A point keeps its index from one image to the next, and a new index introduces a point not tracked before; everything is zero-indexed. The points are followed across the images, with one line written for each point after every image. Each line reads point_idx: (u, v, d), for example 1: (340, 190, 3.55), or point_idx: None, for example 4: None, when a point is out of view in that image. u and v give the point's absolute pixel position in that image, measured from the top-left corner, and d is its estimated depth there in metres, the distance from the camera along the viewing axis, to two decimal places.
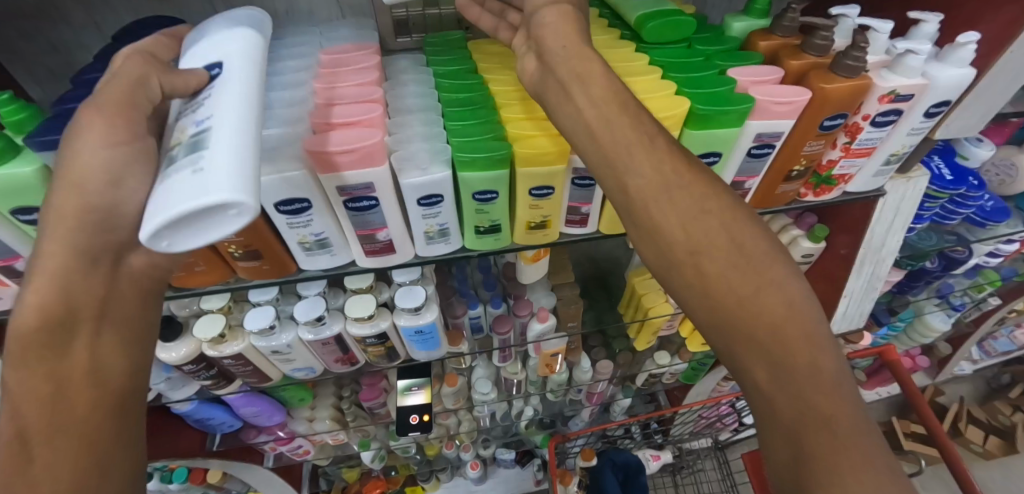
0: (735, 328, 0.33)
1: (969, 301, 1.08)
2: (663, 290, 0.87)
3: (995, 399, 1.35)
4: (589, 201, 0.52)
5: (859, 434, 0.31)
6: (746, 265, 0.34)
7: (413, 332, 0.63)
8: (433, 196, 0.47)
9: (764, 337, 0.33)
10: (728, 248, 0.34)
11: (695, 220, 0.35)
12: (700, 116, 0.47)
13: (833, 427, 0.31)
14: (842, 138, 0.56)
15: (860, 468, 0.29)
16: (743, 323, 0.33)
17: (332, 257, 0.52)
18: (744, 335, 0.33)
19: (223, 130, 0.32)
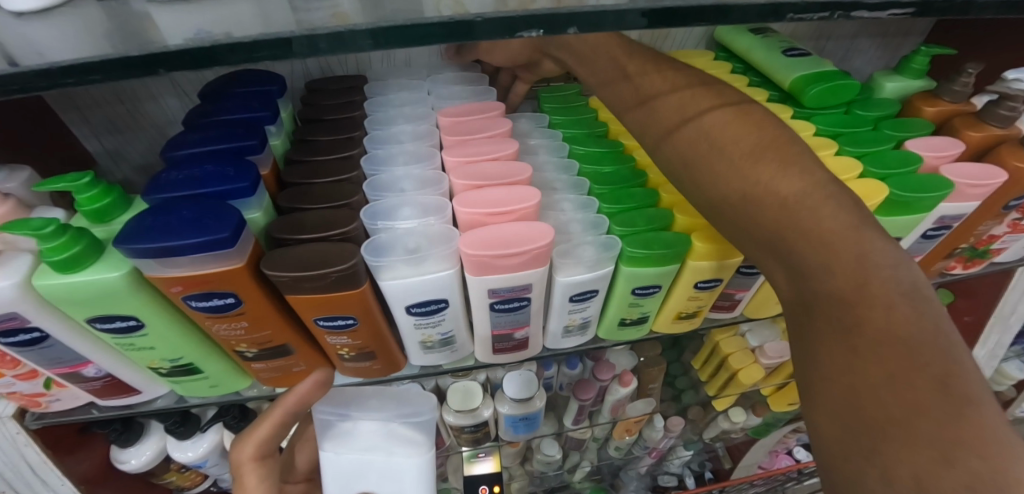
0: (733, 223, 0.32)
1: None
2: (751, 349, 0.81)
3: None
4: (747, 288, 0.45)
5: (885, 360, 0.25)
6: (736, 160, 0.32)
7: (518, 419, 0.56)
8: (588, 292, 0.40)
9: (759, 233, 0.31)
10: (709, 154, 0.33)
11: (675, 133, 0.35)
12: (894, 201, 0.41)
13: (848, 334, 0.27)
14: (1014, 215, 0.50)
15: (885, 391, 0.25)
16: (737, 215, 0.32)
17: (452, 354, 0.44)
18: (743, 231, 0.32)
19: None
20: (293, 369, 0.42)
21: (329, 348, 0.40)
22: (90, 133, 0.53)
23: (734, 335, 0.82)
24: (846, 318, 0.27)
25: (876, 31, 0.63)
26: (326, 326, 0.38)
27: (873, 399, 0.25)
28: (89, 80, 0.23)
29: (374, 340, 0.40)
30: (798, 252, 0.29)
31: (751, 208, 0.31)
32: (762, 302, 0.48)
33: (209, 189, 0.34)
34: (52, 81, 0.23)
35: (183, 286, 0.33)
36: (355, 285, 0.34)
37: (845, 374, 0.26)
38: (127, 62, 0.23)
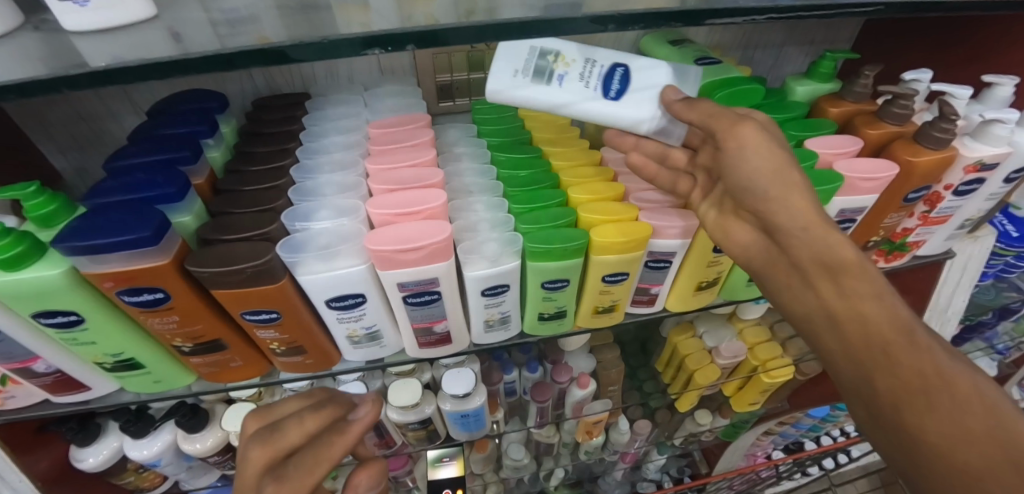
0: (854, 340, 0.32)
1: (1015, 343, 0.95)
2: (707, 349, 0.82)
3: None
4: (661, 282, 0.48)
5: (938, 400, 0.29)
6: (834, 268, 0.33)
7: (459, 416, 0.59)
8: (499, 286, 0.42)
9: (874, 350, 0.31)
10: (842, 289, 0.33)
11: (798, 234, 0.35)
12: None
13: (952, 390, 0.29)
14: (921, 207, 0.52)
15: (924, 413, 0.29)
16: (858, 338, 0.32)
17: (381, 349, 0.47)
18: (860, 353, 0.32)
19: (548, 90, 0.38)
20: (231, 364, 0.45)
21: (261, 343, 0.43)
22: (56, 149, 0.58)
23: (692, 336, 0.84)
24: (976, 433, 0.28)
25: (800, 40, 0.66)
26: (253, 321, 0.41)
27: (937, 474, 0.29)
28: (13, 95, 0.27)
29: (300, 334, 0.43)
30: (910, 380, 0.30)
31: (870, 354, 0.31)
32: (681, 297, 0.51)
33: (139, 194, 0.38)
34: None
35: (113, 282, 0.36)
36: (274, 279, 0.37)
37: (874, 424, 0.32)
38: None
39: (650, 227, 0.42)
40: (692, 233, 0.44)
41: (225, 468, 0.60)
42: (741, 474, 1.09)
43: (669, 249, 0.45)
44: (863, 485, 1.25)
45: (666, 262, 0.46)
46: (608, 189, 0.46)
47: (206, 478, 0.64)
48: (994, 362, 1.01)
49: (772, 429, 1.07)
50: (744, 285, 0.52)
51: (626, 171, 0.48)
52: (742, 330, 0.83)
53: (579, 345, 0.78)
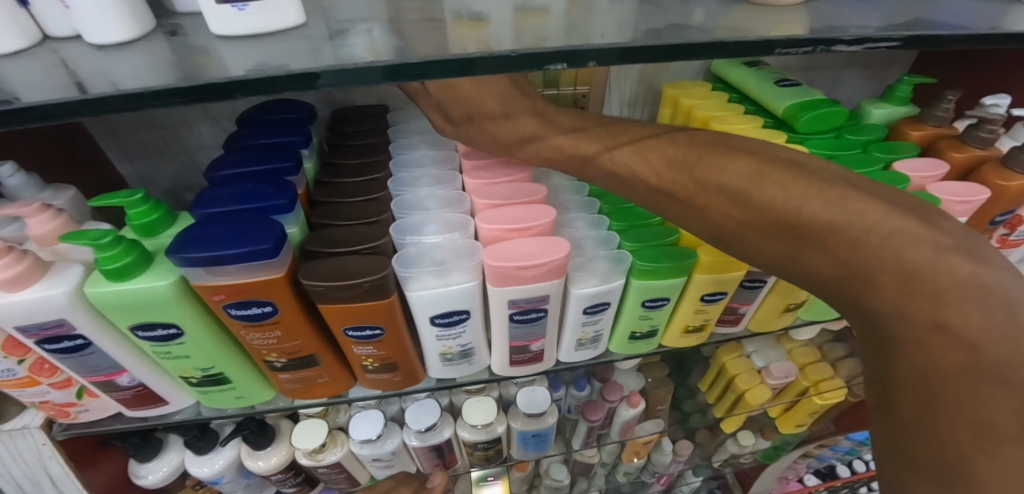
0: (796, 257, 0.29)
1: None
2: (757, 370, 0.82)
3: None
4: (751, 302, 0.48)
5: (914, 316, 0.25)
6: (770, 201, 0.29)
7: (529, 435, 0.57)
8: (600, 304, 0.42)
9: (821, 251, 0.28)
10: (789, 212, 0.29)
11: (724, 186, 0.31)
12: None
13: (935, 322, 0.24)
14: (1001, 231, 0.52)
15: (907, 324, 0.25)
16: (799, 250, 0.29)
17: (469, 366, 0.46)
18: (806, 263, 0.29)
19: None
20: (317, 381, 0.44)
21: (354, 359, 0.42)
22: (125, 157, 0.57)
23: (739, 356, 0.83)
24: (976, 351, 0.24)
25: (861, 64, 0.67)
26: (354, 337, 0.40)
27: (934, 393, 0.25)
28: (172, 101, 0.27)
29: (396, 351, 0.42)
30: (887, 308, 0.26)
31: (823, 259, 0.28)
32: (765, 317, 0.50)
33: (249, 205, 0.37)
34: (142, 102, 0.27)
35: (225, 295, 0.35)
36: (386, 293, 0.37)
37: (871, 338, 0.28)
38: (210, 85, 0.27)
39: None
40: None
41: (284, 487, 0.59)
42: None
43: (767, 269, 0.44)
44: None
45: (762, 282, 0.46)
46: None
47: None
48: None
49: (809, 452, 1.05)
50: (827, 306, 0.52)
51: None
52: (792, 351, 0.83)
53: (631, 363, 0.77)
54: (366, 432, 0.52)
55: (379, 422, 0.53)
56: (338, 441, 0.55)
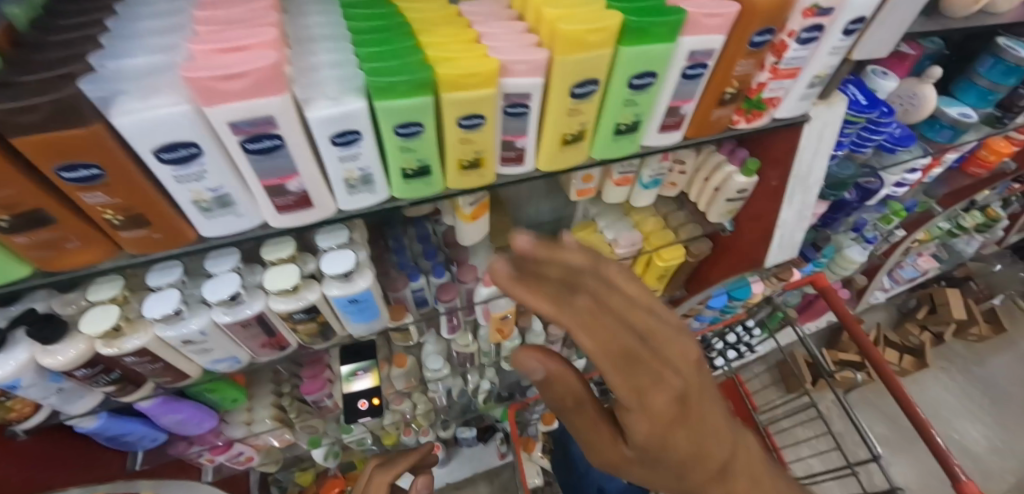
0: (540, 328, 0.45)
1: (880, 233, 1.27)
2: (607, 238, 0.85)
3: (906, 322, 1.65)
4: (524, 133, 0.47)
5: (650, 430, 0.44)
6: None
7: (347, 302, 0.57)
8: (349, 133, 0.41)
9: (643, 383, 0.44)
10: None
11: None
12: (634, 29, 0.42)
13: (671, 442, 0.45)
14: (769, 58, 0.54)
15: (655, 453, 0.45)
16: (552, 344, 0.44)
17: (235, 219, 0.46)
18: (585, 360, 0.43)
19: None
20: (65, 244, 0.43)
21: (91, 211, 0.41)
22: None
23: (594, 232, 0.88)
24: (602, 302, 0.45)
25: None
26: (71, 181, 0.37)
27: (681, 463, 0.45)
28: None
29: (135, 197, 0.40)
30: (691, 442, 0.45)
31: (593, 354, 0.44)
32: (550, 152, 0.50)
33: None
34: None
35: None
36: (86, 120, 0.34)
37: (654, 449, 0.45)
38: None
39: (497, 63, 0.40)
40: (540, 68, 0.42)
41: (100, 386, 0.57)
42: None
43: (521, 90, 0.43)
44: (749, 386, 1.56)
45: (524, 108, 0.45)
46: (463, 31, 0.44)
47: (85, 403, 0.60)
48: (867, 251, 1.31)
49: None
50: (612, 142, 0.52)
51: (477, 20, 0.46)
52: (638, 221, 0.86)
53: (473, 238, 0.73)
54: (161, 309, 0.52)
55: (177, 298, 0.52)
56: (139, 327, 0.54)
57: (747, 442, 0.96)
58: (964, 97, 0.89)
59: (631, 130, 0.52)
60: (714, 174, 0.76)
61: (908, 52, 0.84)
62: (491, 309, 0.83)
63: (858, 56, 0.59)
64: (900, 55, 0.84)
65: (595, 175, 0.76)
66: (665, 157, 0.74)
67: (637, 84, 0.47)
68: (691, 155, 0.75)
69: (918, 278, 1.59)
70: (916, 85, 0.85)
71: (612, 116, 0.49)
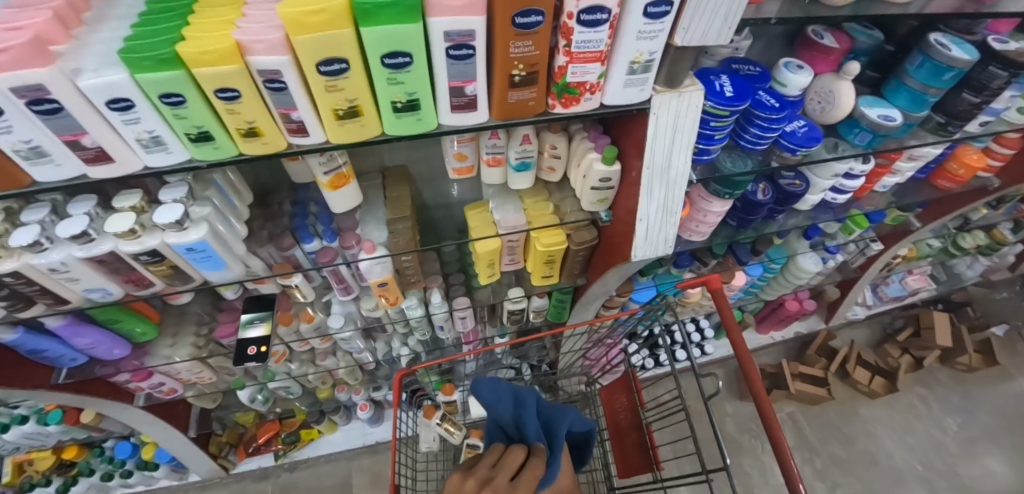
0: None
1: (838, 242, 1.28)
2: (495, 220, 0.83)
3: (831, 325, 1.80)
4: (295, 107, 0.47)
5: None
6: None
7: (186, 250, 0.63)
8: (121, 100, 0.45)
9: None
10: None
11: None
12: (359, 11, 0.39)
13: None
14: (559, 41, 0.47)
15: None
16: None
17: (58, 168, 0.53)
18: None
19: None
20: None
21: None
22: None
23: (484, 211, 0.84)
24: None
25: None
26: None
27: None
28: None
29: None
30: None
31: None
32: (330, 125, 0.49)
33: None
34: None
35: None
36: None
37: None
38: None
39: (234, 41, 0.41)
40: (281, 46, 0.41)
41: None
42: (589, 348, 1.21)
43: (271, 67, 0.43)
44: (660, 390, 1.62)
45: (282, 84, 0.44)
46: (235, 11, 0.46)
47: None
48: (822, 261, 1.32)
49: (603, 313, 1.19)
50: (397, 120, 0.49)
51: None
52: (528, 204, 0.82)
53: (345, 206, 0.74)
54: (23, 240, 0.61)
55: (35, 233, 0.61)
56: (13, 254, 0.64)
57: (630, 437, 0.95)
58: (896, 99, 0.82)
59: (412, 108, 0.48)
60: (582, 161, 0.71)
61: (832, 44, 0.77)
62: (366, 274, 0.86)
63: (682, 41, 0.52)
64: (823, 48, 0.78)
65: (467, 153, 0.73)
66: (527, 139, 0.69)
67: (389, 63, 0.43)
68: (561, 140, 0.71)
69: (903, 293, 1.78)
70: (833, 81, 0.78)
71: (384, 94, 0.46)
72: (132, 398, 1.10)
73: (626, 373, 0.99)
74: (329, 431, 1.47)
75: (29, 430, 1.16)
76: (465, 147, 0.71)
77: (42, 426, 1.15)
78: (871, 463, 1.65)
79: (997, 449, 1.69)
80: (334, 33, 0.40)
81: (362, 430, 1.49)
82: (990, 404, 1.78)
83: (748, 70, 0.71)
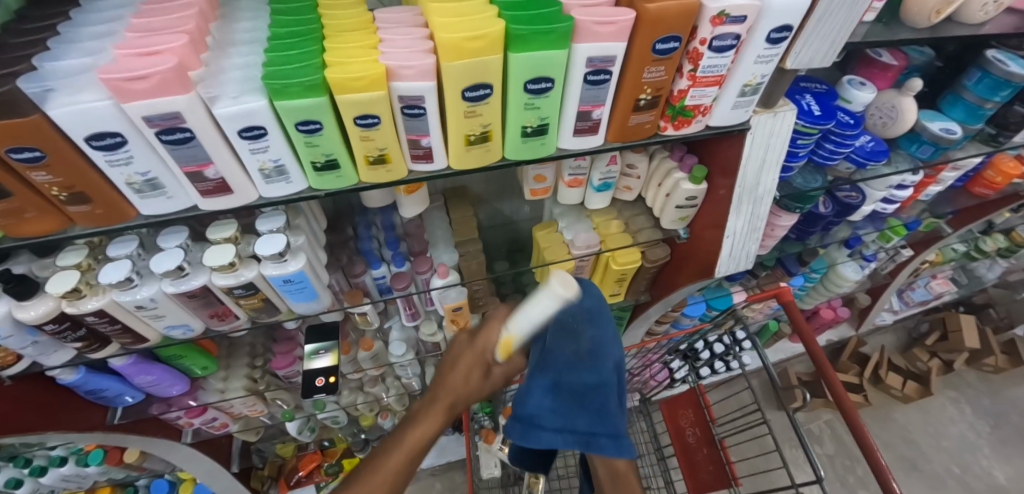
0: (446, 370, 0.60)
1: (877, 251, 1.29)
2: (566, 240, 0.83)
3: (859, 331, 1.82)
4: (427, 132, 0.48)
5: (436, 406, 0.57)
6: None
7: (282, 282, 0.62)
8: (254, 128, 0.46)
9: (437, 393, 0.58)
10: None
11: None
12: (517, 38, 0.42)
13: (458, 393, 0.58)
14: (685, 66, 0.49)
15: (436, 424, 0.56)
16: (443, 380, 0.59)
17: (170, 200, 0.53)
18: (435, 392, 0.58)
19: None
20: (25, 214, 0.50)
21: (40, 187, 0.48)
22: None
23: (553, 231, 0.85)
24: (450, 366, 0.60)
25: None
26: (19, 160, 0.44)
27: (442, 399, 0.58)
28: None
29: (78, 179, 0.47)
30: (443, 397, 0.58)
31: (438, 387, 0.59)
32: (456, 151, 0.50)
33: None
34: None
35: None
36: (25, 112, 0.41)
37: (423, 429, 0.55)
38: None
39: (385, 67, 0.42)
40: (431, 73, 0.43)
41: (70, 341, 0.66)
42: (639, 367, 1.20)
43: (413, 93, 0.44)
44: None
45: (421, 110, 0.46)
46: (369, 38, 0.47)
47: (61, 355, 0.72)
48: (862, 270, 1.33)
49: (653, 329, 1.19)
50: (522, 144, 0.51)
51: (384, 29, 0.48)
52: (599, 224, 0.83)
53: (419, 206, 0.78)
54: (113, 277, 0.59)
55: (126, 268, 0.60)
56: (98, 291, 0.62)
57: (702, 452, 0.95)
58: (952, 112, 0.84)
59: (538, 132, 0.50)
60: (665, 180, 0.72)
61: (890, 62, 0.79)
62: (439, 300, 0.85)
63: (793, 64, 0.53)
64: (882, 66, 0.80)
65: (547, 175, 0.73)
66: (614, 160, 0.70)
67: (531, 88, 0.45)
68: (642, 160, 0.72)
69: (928, 298, 1.80)
70: (895, 96, 0.80)
71: (516, 118, 0.48)
72: (180, 434, 1.06)
73: (692, 388, 0.99)
74: None
75: (67, 472, 1.11)
76: (546, 170, 0.72)
77: (82, 467, 1.10)
78: (912, 469, 1.65)
79: None
80: (488, 61, 0.42)
81: None
82: (1020, 404, 1.80)
83: (816, 88, 0.73)
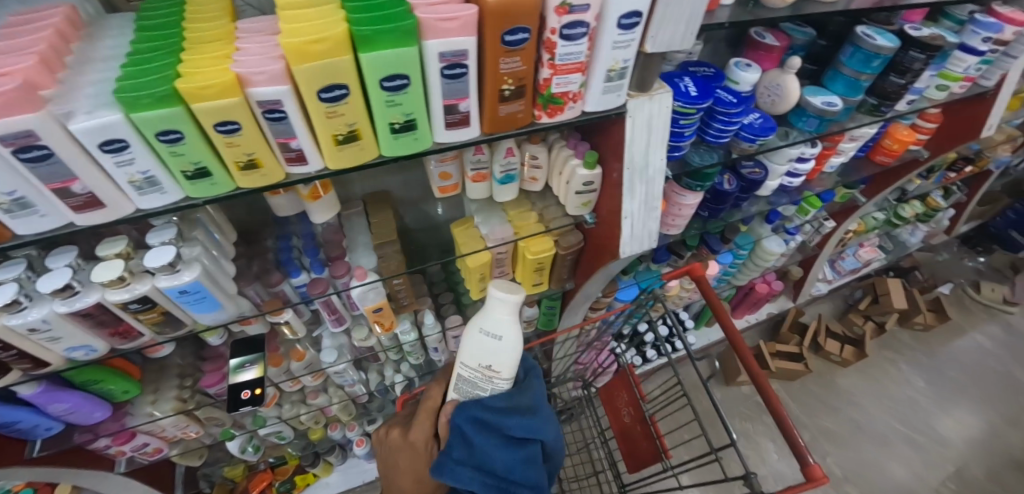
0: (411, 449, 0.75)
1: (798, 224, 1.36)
2: (482, 234, 0.84)
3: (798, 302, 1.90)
4: (294, 135, 0.49)
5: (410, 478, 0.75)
6: None
7: (179, 293, 0.62)
8: (115, 142, 0.45)
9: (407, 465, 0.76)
10: None
11: None
12: (362, 38, 0.42)
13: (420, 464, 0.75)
14: (543, 55, 0.51)
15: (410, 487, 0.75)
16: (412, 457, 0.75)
17: (45, 218, 0.51)
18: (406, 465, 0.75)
19: None
20: None
21: None
22: None
23: (471, 227, 0.86)
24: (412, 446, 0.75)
25: None
26: None
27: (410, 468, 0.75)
28: None
29: None
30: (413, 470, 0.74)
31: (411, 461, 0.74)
32: (329, 151, 0.51)
33: None
34: None
35: None
36: None
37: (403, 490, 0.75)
38: None
39: (235, 74, 0.43)
40: (283, 77, 0.44)
41: None
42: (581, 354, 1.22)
43: (271, 97, 0.45)
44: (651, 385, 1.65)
45: (283, 114, 0.47)
46: (227, 47, 0.47)
47: None
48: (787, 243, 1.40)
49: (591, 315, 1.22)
50: (395, 140, 0.52)
51: (244, 36, 0.49)
52: (513, 216, 0.85)
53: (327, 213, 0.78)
54: None
55: (12, 291, 0.58)
56: None
57: (636, 430, 0.98)
58: (835, 86, 0.90)
59: (408, 128, 0.51)
60: (564, 168, 0.74)
61: (773, 42, 0.84)
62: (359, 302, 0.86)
63: (652, 47, 0.56)
64: (766, 47, 0.85)
65: (451, 172, 0.75)
66: (511, 151, 0.72)
67: (388, 86, 0.46)
68: (541, 151, 0.74)
69: (858, 265, 1.90)
70: (779, 75, 0.85)
71: (382, 116, 0.49)
72: (112, 464, 1.03)
73: (624, 368, 1.02)
74: (324, 473, 1.41)
75: None
76: (449, 166, 0.73)
77: None
78: (856, 429, 1.74)
79: (963, 399, 1.83)
80: (337, 60, 0.43)
81: (360, 467, 1.44)
82: (950, 358, 1.92)
83: (703, 72, 0.76)
